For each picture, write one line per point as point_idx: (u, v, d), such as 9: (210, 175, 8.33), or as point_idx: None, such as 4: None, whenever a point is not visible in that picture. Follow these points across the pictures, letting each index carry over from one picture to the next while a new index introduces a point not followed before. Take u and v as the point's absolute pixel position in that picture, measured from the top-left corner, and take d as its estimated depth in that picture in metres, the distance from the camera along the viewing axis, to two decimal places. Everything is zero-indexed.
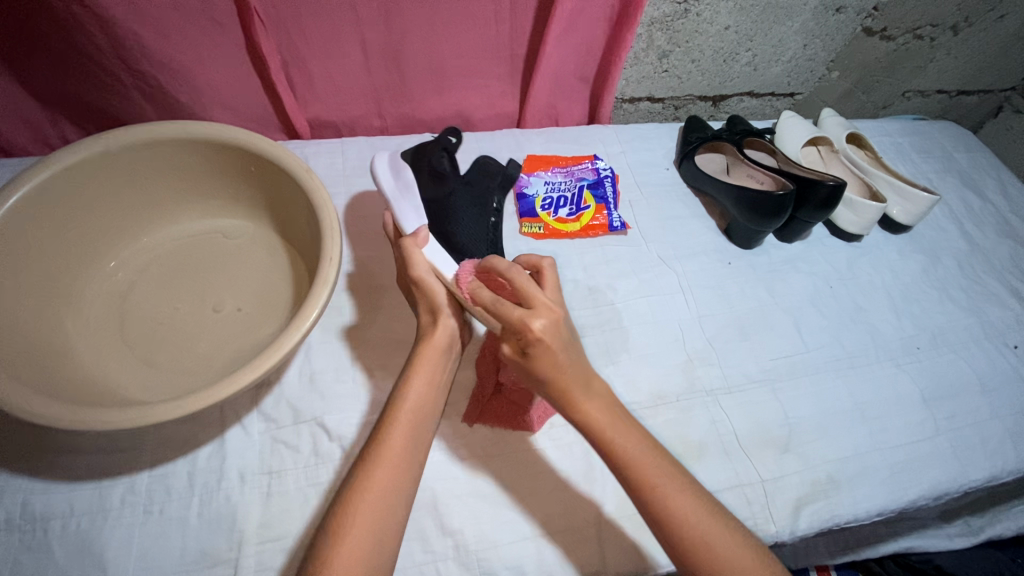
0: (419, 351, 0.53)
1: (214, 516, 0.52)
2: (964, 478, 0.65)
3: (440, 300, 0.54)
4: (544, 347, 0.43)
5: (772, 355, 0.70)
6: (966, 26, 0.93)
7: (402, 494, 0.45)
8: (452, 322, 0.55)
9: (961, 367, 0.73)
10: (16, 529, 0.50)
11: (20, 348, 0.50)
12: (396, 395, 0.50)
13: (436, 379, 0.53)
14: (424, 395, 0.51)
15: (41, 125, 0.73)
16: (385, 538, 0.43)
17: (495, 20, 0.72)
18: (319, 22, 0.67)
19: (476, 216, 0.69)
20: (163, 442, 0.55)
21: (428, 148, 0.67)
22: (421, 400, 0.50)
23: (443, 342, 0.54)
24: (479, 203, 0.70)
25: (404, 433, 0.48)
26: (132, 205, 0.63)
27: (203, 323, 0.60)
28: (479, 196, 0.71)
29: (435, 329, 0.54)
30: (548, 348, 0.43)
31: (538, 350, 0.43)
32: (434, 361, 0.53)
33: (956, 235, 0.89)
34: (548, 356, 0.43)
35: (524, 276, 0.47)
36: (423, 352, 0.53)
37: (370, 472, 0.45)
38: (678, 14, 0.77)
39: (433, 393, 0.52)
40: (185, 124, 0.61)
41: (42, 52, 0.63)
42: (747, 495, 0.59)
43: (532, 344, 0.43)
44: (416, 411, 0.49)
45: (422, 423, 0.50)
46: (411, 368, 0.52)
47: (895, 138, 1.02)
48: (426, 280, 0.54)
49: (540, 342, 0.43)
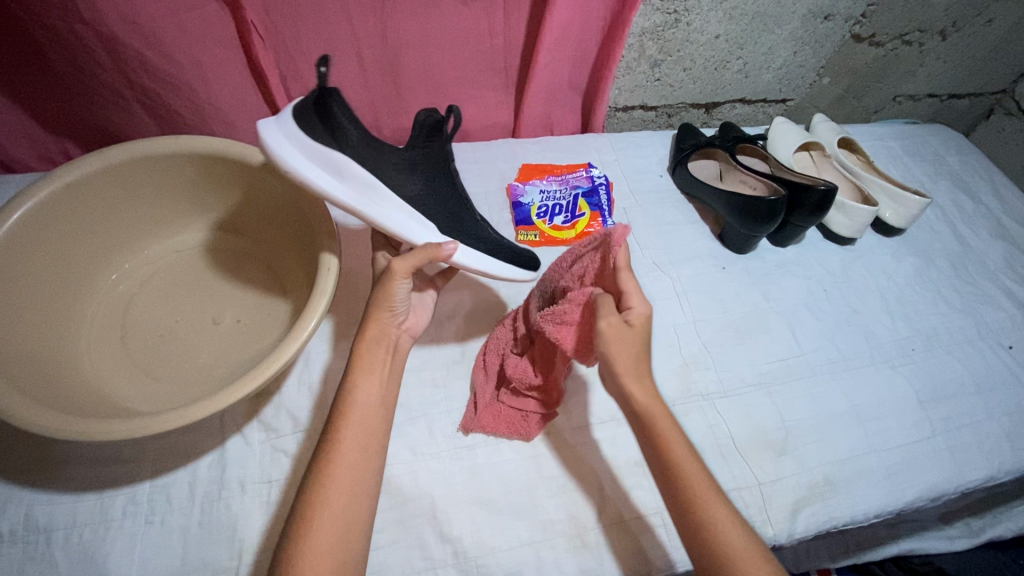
0: (357, 345, 0.53)
1: (215, 525, 0.53)
2: (961, 480, 0.65)
3: (393, 299, 0.53)
4: (640, 327, 0.47)
5: (768, 359, 0.71)
6: (954, 31, 0.94)
7: (361, 491, 0.46)
8: (387, 317, 0.54)
9: (956, 368, 0.74)
10: (18, 540, 0.51)
11: (25, 360, 0.51)
12: (346, 393, 0.50)
13: (382, 374, 0.52)
14: (371, 391, 0.51)
15: (45, 141, 0.75)
16: (355, 541, 0.44)
17: (489, 33, 0.73)
18: (316, 38, 0.69)
19: (433, 183, 0.57)
20: (165, 452, 0.56)
21: (335, 102, 0.47)
22: (371, 396, 0.50)
23: (378, 335, 0.54)
24: (439, 165, 0.58)
25: (357, 430, 0.48)
26: (134, 218, 0.64)
27: (203, 335, 0.61)
28: (433, 163, 0.57)
29: (370, 322, 0.54)
30: (643, 326, 0.47)
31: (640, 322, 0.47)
32: (374, 355, 0.53)
33: (949, 237, 0.89)
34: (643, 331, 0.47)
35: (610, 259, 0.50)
36: (362, 348, 0.53)
37: (334, 474, 0.45)
38: (669, 24, 0.79)
39: (382, 390, 0.52)
40: (187, 139, 0.62)
41: (48, 70, 0.65)
42: (744, 499, 0.60)
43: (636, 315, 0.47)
44: (365, 407, 0.50)
45: (376, 418, 0.50)
46: (353, 366, 0.52)
47: (886, 142, 1.03)
48: (394, 280, 0.53)
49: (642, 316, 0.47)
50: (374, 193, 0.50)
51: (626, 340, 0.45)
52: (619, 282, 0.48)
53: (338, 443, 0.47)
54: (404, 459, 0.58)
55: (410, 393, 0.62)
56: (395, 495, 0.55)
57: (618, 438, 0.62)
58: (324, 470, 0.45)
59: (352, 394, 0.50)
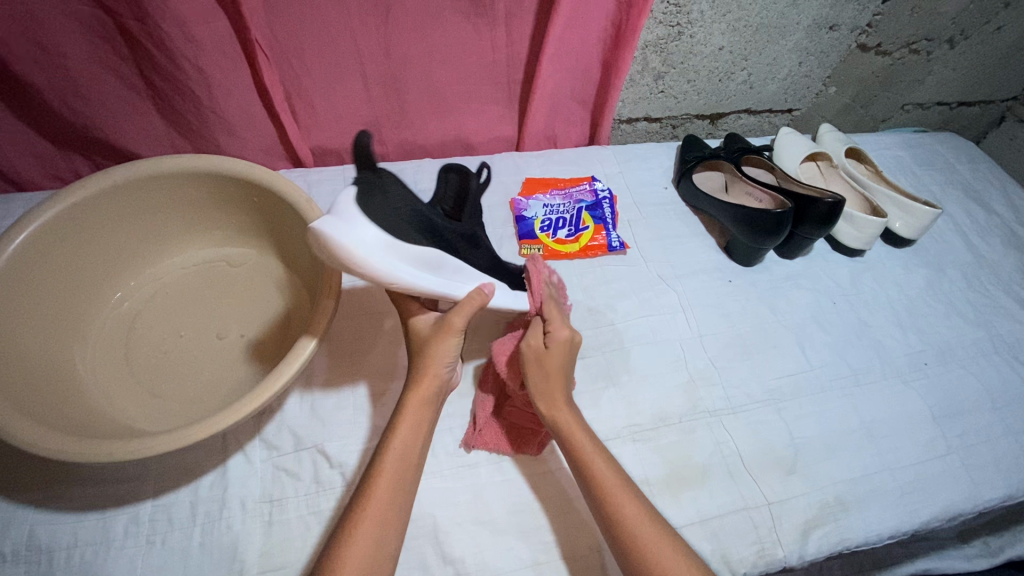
0: (407, 398, 0.53)
1: (216, 546, 0.52)
2: (978, 499, 0.63)
3: (441, 354, 0.53)
4: (561, 349, 0.55)
5: (775, 374, 0.69)
6: (963, 39, 0.93)
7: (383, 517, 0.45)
8: (444, 371, 0.54)
9: (971, 382, 0.72)
10: (22, 561, 0.51)
11: (28, 377, 0.52)
12: (383, 443, 0.50)
13: (425, 421, 0.52)
14: (412, 441, 0.51)
15: (53, 159, 0.76)
16: None
17: (492, 47, 0.74)
18: (320, 56, 0.69)
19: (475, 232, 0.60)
20: (166, 471, 0.56)
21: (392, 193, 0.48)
22: (411, 445, 0.50)
23: (432, 392, 0.53)
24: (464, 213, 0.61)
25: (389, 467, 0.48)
26: (137, 237, 0.65)
27: (206, 352, 0.61)
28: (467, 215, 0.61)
29: (423, 378, 0.53)
30: (563, 351, 0.55)
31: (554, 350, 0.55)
32: (421, 411, 0.52)
33: (961, 247, 0.88)
34: (558, 359, 0.55)
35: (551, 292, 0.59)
36: (410, 400, 0.53)
37: (353, 533, 0.44)
38: (672, 37, 0.79)
39: (421, 438, 0.51)
40: (191, 158, 0.62)
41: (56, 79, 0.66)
42: (753, 519, 0.58)
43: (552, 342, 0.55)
44: (402, 458, 0.49)
45: (411, 462, 0.50)
46: (398, 416, 0.52)
47: (895, 151, 1.01)
48: (451, 335, 0.53)
49: (558, 346, 0.55)
50: (436, 265, 0.51)
51: (541, 363, 0.55)
52: (545, 309, 0.58)
53: None
54: None
55: None
56: None
57: (624, 456, 0.61)
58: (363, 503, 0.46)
59: (389, 443, 0.50)
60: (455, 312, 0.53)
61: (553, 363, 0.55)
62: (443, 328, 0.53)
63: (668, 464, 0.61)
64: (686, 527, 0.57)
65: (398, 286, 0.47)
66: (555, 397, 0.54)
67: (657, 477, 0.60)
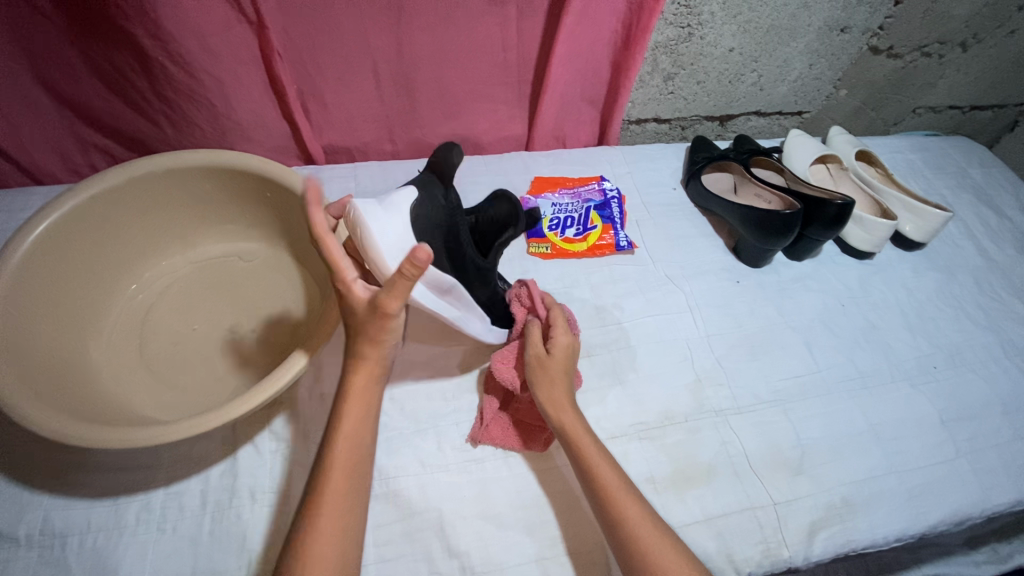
0: (351, 381, 0.49)
1: (224, 535, 0.53)
2: (987, 503, 0.63)
3: (385, 338, 0.48)
4: (563, 356, 0.58)
5: (782, 375, 0.69)
6: (975, 43, 0.92)
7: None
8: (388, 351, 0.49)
9: (980, 387, 0.71)
10: (35, 545, 0.52)
11: (46, 364, 0.53)
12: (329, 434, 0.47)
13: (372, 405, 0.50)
14: (360, 428, 0.48)
15: (71, 154, 0.78)
16: None
17: (503, 48, 0.74)
18: (335, 56, 0.70)
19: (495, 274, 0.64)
20: (177, 460, 0.57)
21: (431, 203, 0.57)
22: (357, 435, 0.48)
23: (376, 372, 0.49)
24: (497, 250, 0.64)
25: None
26: (153, 230, 0.66)
27: (218, 345, 0.62)
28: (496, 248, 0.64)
29: (365, 360, 0.49)
30: (566, 357, 0.58)
31: (557, 356, 0.57)
32: (366, 398, 0.49)
33: (972, 252, 0.87)
34: (560, 364, 0.57)
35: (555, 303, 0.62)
36: (356, 381, 0.48)
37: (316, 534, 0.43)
38: (682, 38, 0.79)
39: (368, 423, 0.49)
40: (208, 153, 0.63)
41: (78, 75, 0.67)
42: (759, 519, 0.58)
43: (557, 348, 0.58)
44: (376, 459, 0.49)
45: (362, 449, 0.48)
46: (344, 397, 0.48)
47: (906, 154, 1.01)
48: (392, 318, 0.46)
49: (562, 352, 0.58)
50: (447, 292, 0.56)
51: (545, 368, 0.56)
52: (552, 317, 0.60)
53: (346, 476, 0.46)
54: (413, 472, 0.57)
55: (422, 404, 0.62)
56: (402, 508, 0.55)
57: (630, 454, 0.61)
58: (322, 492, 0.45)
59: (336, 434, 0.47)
60: (392, 297, 0.44)
61: (557, 367, 0.57)
62: (382, 313, 0.45)
63: (674, 462, 0.61)
64: (691, 525, 0.57)
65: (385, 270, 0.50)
66: (561, 397, 0.55)
67: (662, 475, 0.60)
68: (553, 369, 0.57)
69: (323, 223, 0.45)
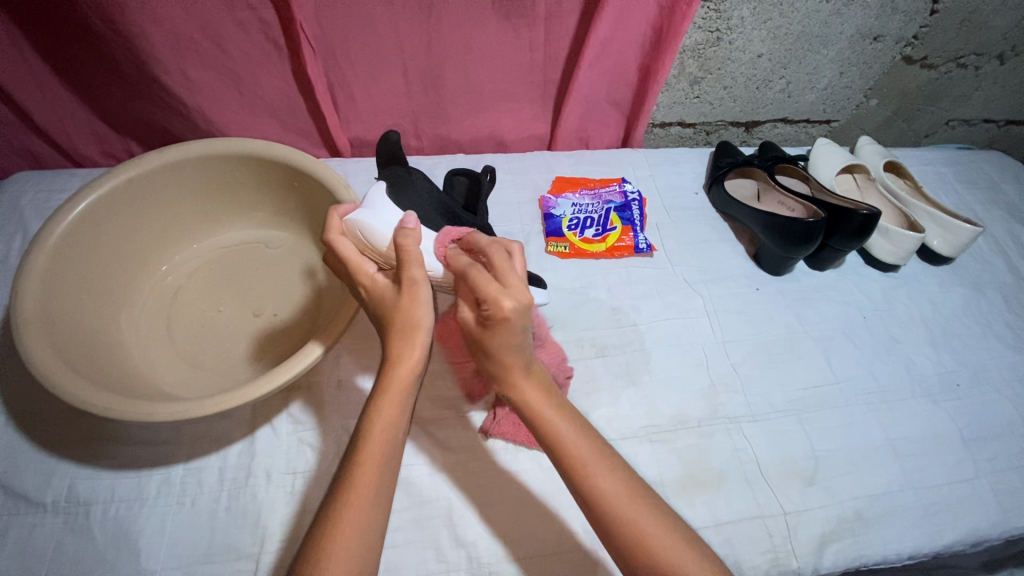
0: (388, 376, 0.45)
1: (241, 510, 0.55)
2: (1007, 527, 0.61)
3: (420, 318, 0.46)
4: (503, 326, 0.41)
5: (798, 385, 0.69)
6: (1014, 55, 0.90)
7: (387, 497, 0.43)
8: (430, 340, 0.47)
9: (1004, 407, 0.70)
10: (61, 511, 0.54)
11: (79, 338, 0.55)
12: (364, 427, 0.44)
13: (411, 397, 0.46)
14: (397, 420, 0.44)
15: (109, 139, 0.81)
16: None
17: (530, 47, 0.75)
18: (365, 50, 0.72)
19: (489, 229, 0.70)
20: (198, 438, 0.59)
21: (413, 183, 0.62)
22: (393, 428, 0.44)
23: (417, 367, 0.46)
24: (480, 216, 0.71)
25: None
26: (185, 215, 0.68)
27: (242, 327, 0.64)
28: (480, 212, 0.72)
29: (408, 351, 0.46)
30: (508, 325, 0.41)
31: (495, 325, 0.41)
32: (403, 394, 0.45)
33: (1002, 269, 0.85)
34: (503, 333, 0.42)
35: (497, 257, 0.45)
36: (393, 375, 0.45)
37: (336, 529, 0.40)
38: (710, 42, 0.79)
39: (404, 419, 0.45)
40: (240, 141, 0.65)
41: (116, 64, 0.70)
42: (768, 528, 0.58)
43: (493, 317, 0.41)
44: None
45: (395, 444, 0.44)
46: (379, 394, 0.45)
47: (937, 167, 0.99)
48: (419, 287, 0.46)
49: (501, 318, 0.41)
50: None
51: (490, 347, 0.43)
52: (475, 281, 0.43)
53: None
54: (425, 460, 0.58)
55: (435, 395, 0.63)
56: (413, 495, 0.56)
57: (640, 455, 0.61)
58: (349, 475, 0.42)
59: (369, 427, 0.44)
60: (410, 262, 0.46)
61: (502, 342, 0.42)
62: (407, 285, 0.46)
63: (684, 466, 0.61)
64: (699, 529, 0.57)
65: (384, 240, 0.50)
66: (507, 375, 0.44)
67: (672, 478, 0.60)
68: (503, 345, 0.42)
69: (338, 226, 0.52)
